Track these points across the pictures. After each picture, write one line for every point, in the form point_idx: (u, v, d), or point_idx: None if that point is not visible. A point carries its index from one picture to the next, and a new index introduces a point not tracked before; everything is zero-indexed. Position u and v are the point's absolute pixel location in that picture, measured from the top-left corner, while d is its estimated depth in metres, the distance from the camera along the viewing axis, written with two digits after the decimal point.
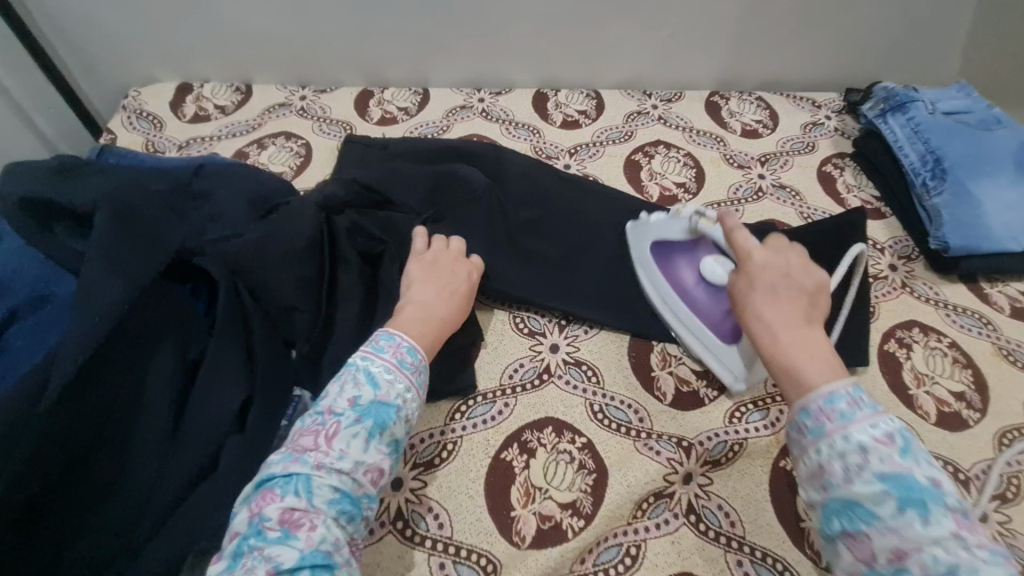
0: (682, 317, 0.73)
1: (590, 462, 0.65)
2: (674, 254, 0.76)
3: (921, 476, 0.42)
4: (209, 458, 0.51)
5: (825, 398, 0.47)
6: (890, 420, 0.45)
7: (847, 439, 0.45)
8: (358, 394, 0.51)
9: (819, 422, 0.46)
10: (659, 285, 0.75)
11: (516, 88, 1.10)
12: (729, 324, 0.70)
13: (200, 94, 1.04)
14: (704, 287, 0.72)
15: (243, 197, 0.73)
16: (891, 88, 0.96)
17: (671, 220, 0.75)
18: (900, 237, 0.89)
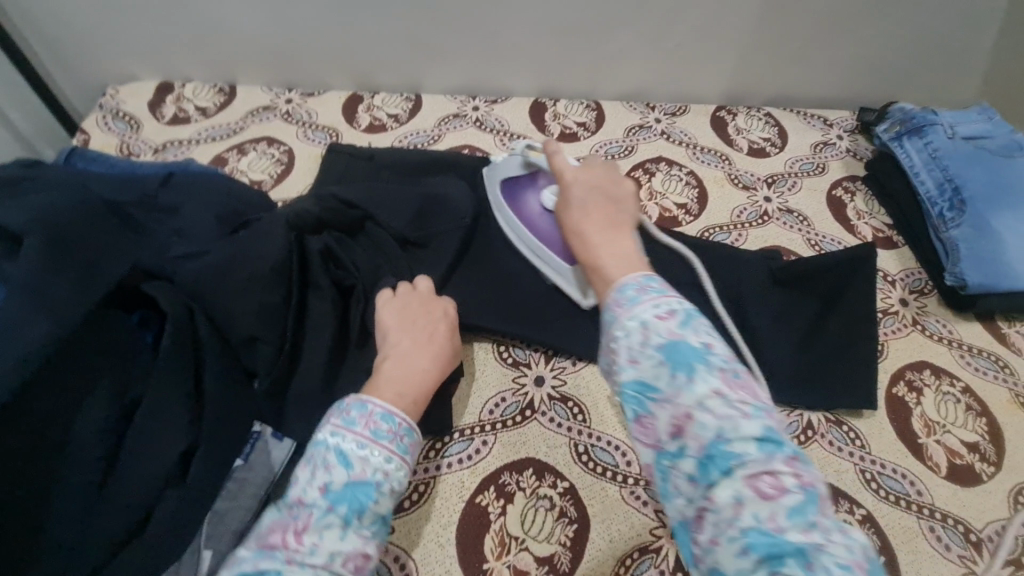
0: (533, 247, 0.75)
1: (572, 510, 0.61)
2: (520, 188, 0.77)
3: (694, 343, 0.40)
4: (143, 516, 0.46)
5: (619, 288, 0.45)
6: (675, 298, 0.43)
7: (631, 319, 0.42)
8: (331, 478, 0.47)
9: (614, 313, 0.43)
10: (515, 225, 0.76)
11: (513, 96, 1.05)
12: (565, 246, 0.72)
13: (181, 94, 0.99)
14: (546, 215, 0.73)
15: (211, 212, 0.69)
16: (907, 109, 0.91)
17: (510, 157, 0.78)
18: (912, 269, 0.84)
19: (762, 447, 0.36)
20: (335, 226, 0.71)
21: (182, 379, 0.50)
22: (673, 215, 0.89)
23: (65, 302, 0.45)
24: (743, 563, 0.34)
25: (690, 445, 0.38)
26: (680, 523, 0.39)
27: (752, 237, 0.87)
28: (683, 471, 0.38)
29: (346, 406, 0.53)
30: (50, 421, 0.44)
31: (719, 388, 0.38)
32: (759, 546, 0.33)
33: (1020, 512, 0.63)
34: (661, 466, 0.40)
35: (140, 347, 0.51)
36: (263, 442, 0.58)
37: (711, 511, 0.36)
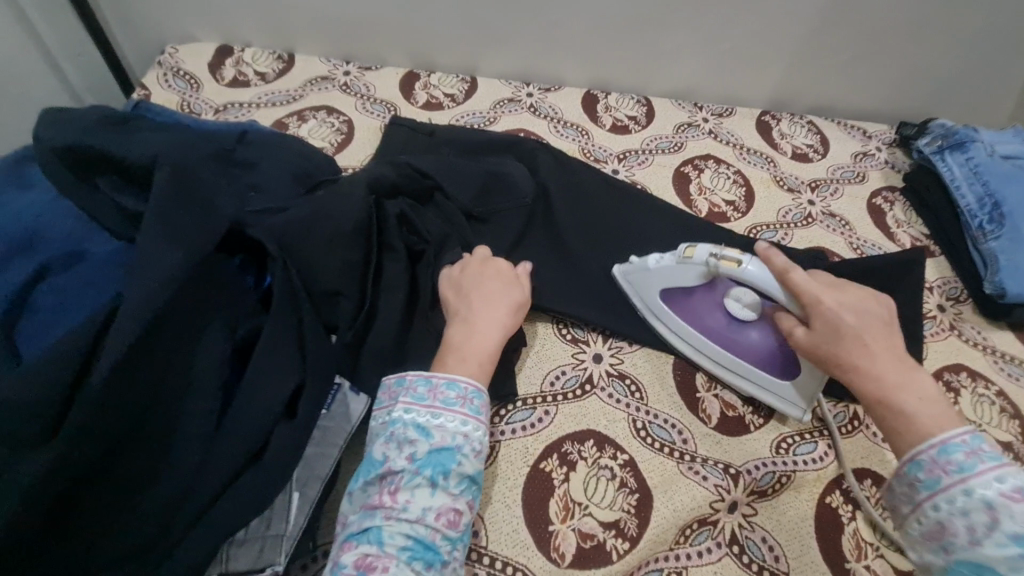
0: (721, 360, 0.69)
1: (633, 481, 0.63)
2: (691, 299, 0.70)
3: None
4: (256, 448, 0.47)
5: (938, 449, 0.48)
6: (1015, 471, 0.46)
7: (967, 493, 0.46)
8: (414, 446, 0.51)
9: (932, 474, 0.48)
10: (691, 335, 0.70)
11: (566, 85, 1.07)
12: (782, 360, 0.66)
13: (240, 58, 1.00)
14: (748, 328, 0.68)
15: (288, 171, 0.70)
16: (948, 125, 0.94)
17: (678, 267, 0.68)
18: (948, 278, 0.87)
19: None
20: (406, 193, 0.73)
21: (288, 323, 0.51)
22: (722, 211, 0.92)
23: (193, 235, 0.47)
24: None
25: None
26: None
27: (797, 237, 0.90)
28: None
29: (412, 381, 0.55)
30: (176, 350, 0.45)
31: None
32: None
33: None
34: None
35: (244, 290, 0.52)
36: (342, 396, 0.58)
37: None
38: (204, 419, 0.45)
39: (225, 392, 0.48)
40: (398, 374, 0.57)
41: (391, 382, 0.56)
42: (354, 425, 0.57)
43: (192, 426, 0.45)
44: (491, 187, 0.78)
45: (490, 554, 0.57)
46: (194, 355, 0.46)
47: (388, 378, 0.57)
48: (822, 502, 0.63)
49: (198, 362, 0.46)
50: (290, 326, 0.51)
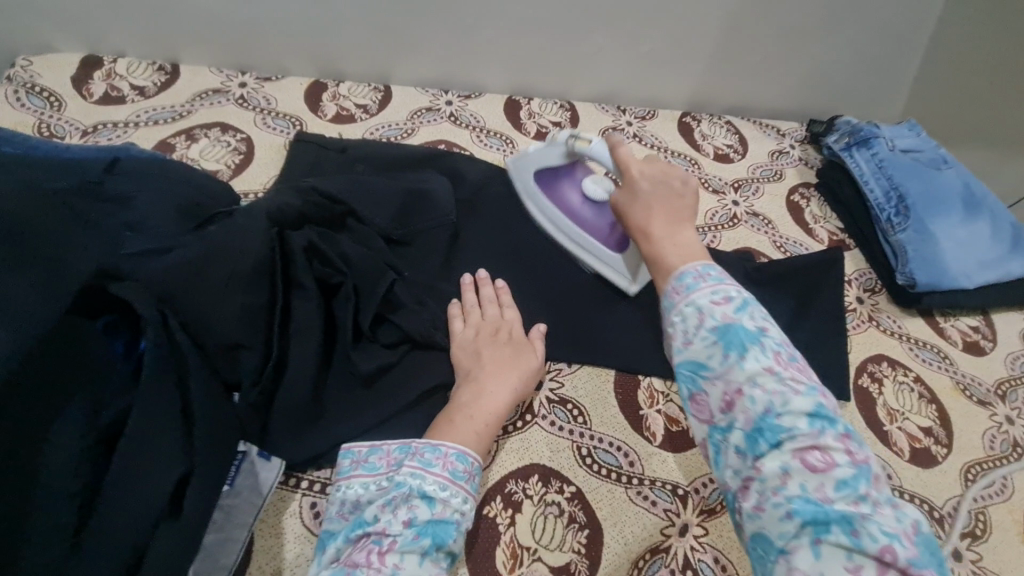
0: (574, 235, 0.76)
1: (581, 515, 0.59)
2: (556, 178, 0.78)
3: (749, 326, 0.46)
4: (135, 555, 0.40)
5: (676, 279, 0.51)
6: (729, 284, 0.49)
7: (689, 305, 0.48)
8: (414, 510, 0.48)
9: (671, 299, 0.50)
10: (551, 211, 0.77)
11: (487, 92, 1.02)
12: (616, 236, 0.74)
13: (112, 70, 0.87)
14: (592, 206, 0.76)
15: (170, 203, 0.61)
16: (853, 123, 0.98)
17: (547, 148, 0.76)
18: (864, 270, 0.91)
19: (812, 422, 0.43)
20: (316, 221, 0.65)
21: (169, 397, 0.45)
22: None
23: (28, 314, 0.41)
24: (787, 525, 0.40)
25: (740, 419, 0.44)
26: (728, 491, 0.45)
27: (725, 239, 0.91)
28: (734, 444, 0.44)
29: (420, 447, 0.52)
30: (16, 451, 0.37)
31: (772, 366, 0.45)
32: (804, 510, 0.40)
33: (970, 488, 0.70)
34: (712, 442, 0.46)
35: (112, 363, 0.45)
36: (249, 463, 0.53)
37: (758, 479, 0.42)
38: (58, 534, 0.38)
39: (86, 495, 0.40)
40: (398, 442, 0.55)
41: (390, 449, 0.55)
42: (265, 497, 0.52)
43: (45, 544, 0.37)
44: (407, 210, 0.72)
45: None
46: (42, 457, 0.38)
47: (386, 444, 0.55)
48: None
49: (47, 464, 0.38)
50: (172, 400, 0.45)
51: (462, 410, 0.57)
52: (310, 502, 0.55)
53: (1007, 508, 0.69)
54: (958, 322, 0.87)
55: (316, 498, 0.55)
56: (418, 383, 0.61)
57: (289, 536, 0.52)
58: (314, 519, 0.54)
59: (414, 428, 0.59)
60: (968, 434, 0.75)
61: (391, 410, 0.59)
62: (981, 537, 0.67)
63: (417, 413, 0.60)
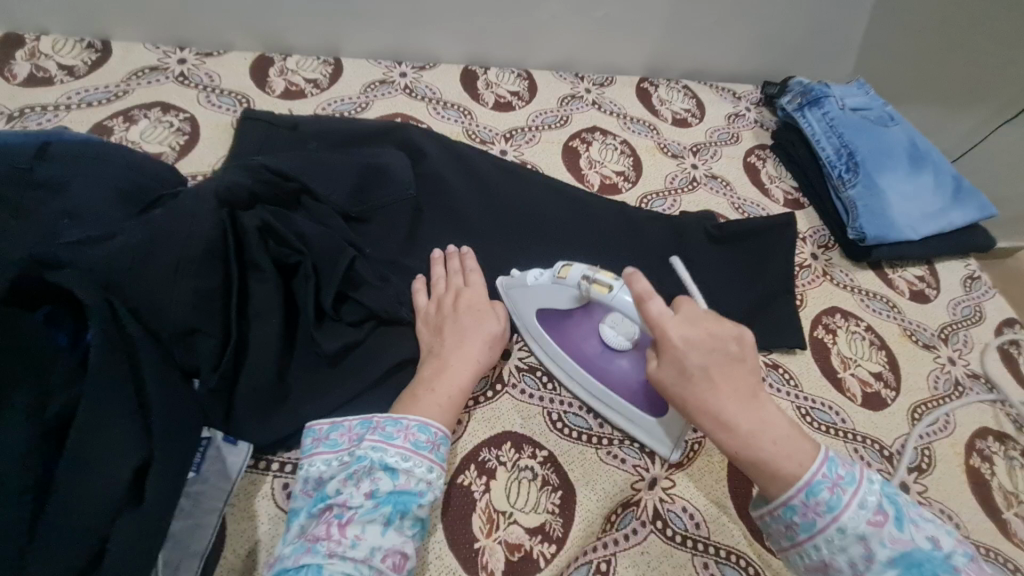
0: (591, 390, 0.66)
1: (554, 478, 0.61)
2: (567, 324, 0.66)
3: (922, 543, 0.44)
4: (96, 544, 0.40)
5: (805, 491, 0.46)
6: (872, 487, 0.46)
7: (841, 531, 0.45)
8: (376, 482, 0.49)
9: (809, 519, 0.46)
10: (582, 380, 0.66)
11: (442, 62, 0.99)
12: (648, 395, 0.62)
13: (36, 50, 0.82)
14: (617, 356, 0.64)
15: (110, 187, 0.59)
16: (805, 83, 1.00)
17: (555, 287, 0.63)
18: (818, 227, 0.94)
19: None
20: (268, 200, 0.63)
21: (120, 384, 0.43)
22: (613, 182, 0.91)
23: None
24: None
25: (886, 570, 0.43)
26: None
27: (686, 202, 0.92)
28: None
29: (380, 422, 0.52)
30: None
31: (943, 546, 0.44)
32: None
33: (916, 426, 0.74)
34: (840, 574, 0.45)
35: (56, 351, 0.43)
36: (216, 449, 0.53)
37: None
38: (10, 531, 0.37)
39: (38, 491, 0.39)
40: (359, 417, 0.55)
41: (352, 425, 0.54)
42: (233, 482, 0.52)
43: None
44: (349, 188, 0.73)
45: None
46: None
47: (347, 419, 0.54)
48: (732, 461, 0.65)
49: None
50: (123, 386, 0.44)
51: (430, 383, 0.57)
52: (282, 483, 0.54)
53: (950, 443, 0.74)
54: (905, 272, 0.92)
55: (288, 479, 0.55)
56: (384, 358, 0.61)
57: (262, 517, 0.52)
58: (287, 499, 0.53)
59: (383, 404, 0.59)
60: (914, 376, 0.80)
61: (359, 387, 0.59)
62: (927, 471, 0.71)
63: (385, 388, 0.60)
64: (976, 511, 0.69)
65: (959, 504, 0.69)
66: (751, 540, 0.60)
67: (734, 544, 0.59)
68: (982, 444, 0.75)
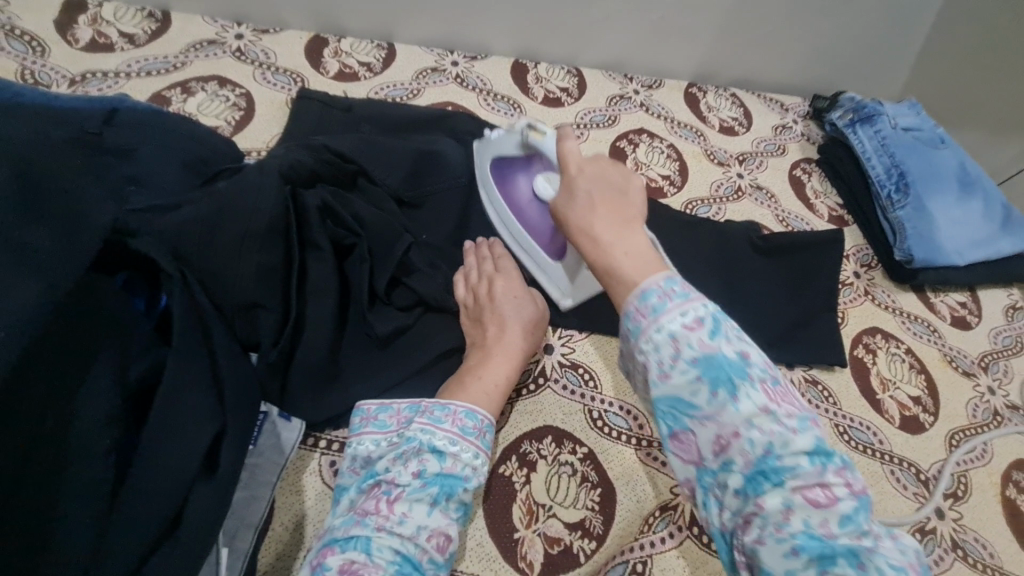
0: (515, 232, 0.71)
1: (594, 476, 0.61)
2: (511, 168, 0.70)
3: (728, 353, 0.41)
4: (175, 510, 0.40)
5: (639, 297, 0.44)
6: (702, 304, 0.43)
7: (659, 331, 0.42)
8: (424, 463, 0.48)
9: (638, 324, 0.43)
10: (498, 202, 0.71)
11: (493, 54, 0.99)
12: (557, 240, 0.68)
13: (98, 15, 0.82)
14: (540, 202, 0.68)
15: (176, 158, 0.59)
16: (857, 100, 0.99)
17: (505, 135, 0.68)
18: (862, 246, 0.93)
19: (812, 459, 0.39)
20: (327, 180, 0.63)
21: (199, 354, 0.44)
22: (659, 185, 0.91)
23: (55, 265, 0.39)
24: (793, 563, 0.36)
25: (737, 460, 0.39)
26: (720, 534, 0.41)
27: (729, 211, 0.92)
28: (729, 486, 0.40)
29: (428, 405, 0.52)
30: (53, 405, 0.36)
31: (766, 403, 0.40)
32: (810, 547, 0.36)
33: (953, 452, 0.74)
34: (702, 483, 0.41)
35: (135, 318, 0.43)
36: (271, 423, 0.53)
37: (759, 515, 0.38)
38: (96, 492, 0.37)
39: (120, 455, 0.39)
40: (409, 401, 0.55)
41: (401, 408, 0.54)
42: (287, 457, 0.52)
43: (80, 502, 0.36)
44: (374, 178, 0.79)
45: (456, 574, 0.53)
46: (77, 411, 0.37)
47: (396, 402, 0.54)
48: None
49: (81, 417, 0.37)
50: (200, 356, 0.44)
51: (480, 372, 0.57)
52: (329, 461, 0.55)
53: (986, 472, 0.73)
54: (947, 297, 0.91)
55: (335, 457, 0.55)
56: (433, 345, 0.61)
57: (310, 494, 0.53)
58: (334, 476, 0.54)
59: (430, 391, 0.59)
60: (953, 402, 0.79)
61: (408, 372, 0.59)
62: (962, 498, 0.71)
63: (433, 375, 0.60)
64: (1010, 542, 0.68)
65: (993, 533, 0.69)
66: None
67: None
68: (1019, 475, 0.74)
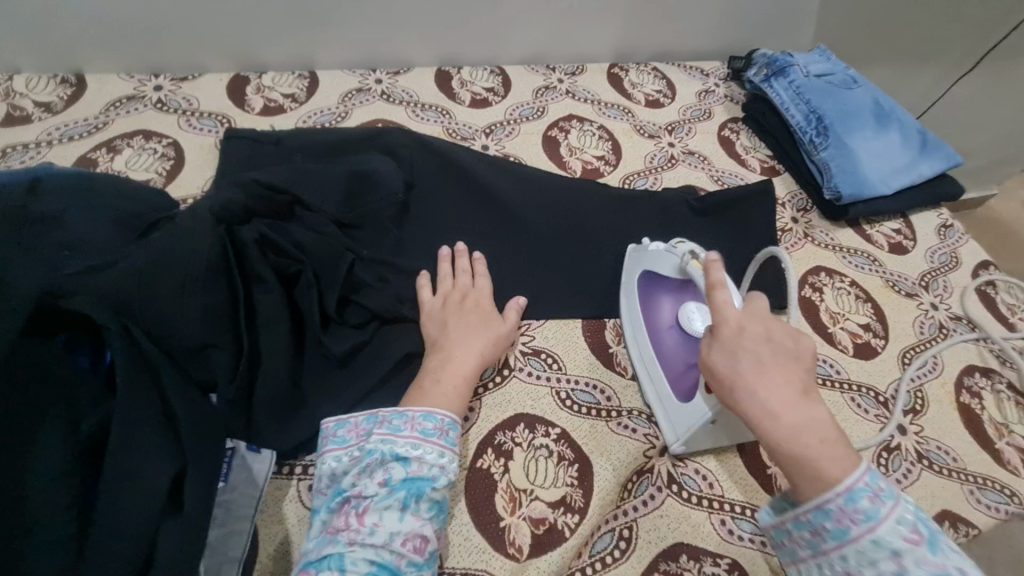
0: (646, 356, 0.68)
1: (569, 452, 0.63)
2: (659, 289, 0.70)
3: (960, 574, 0.38)
4: (143, 555, 0.41)
5: (846, 496, 0.41)
6: (910, 504, 0.41)
7: (874, 543, 0.40)
8: (390, 471, 0.50)
9: (844, 528, 0.41)
10: (636, 321, 0.71)
11: (416, 65, 1.00)
12: (689, 379, 0.63)
13: (10, 90, 0.82)
14: (679, 334, 0.66)
15: (108, 217, 0.60)
16: (769, 55, 1.03)
17: (666, 253, 0.69)
18: (795, 192, 0.97)
19: None
20: (262, 214, 0.64)
21: (146, 398, 0.45)
22: (595, 166, 0.94)
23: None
24: None
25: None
26: None
27: (666, 179, 0.95)
28: None
29: (385, 414, 0.53)
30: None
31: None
32: None
33: (906, 370, 0.78)
34: None
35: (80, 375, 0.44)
36: (240, 459, 0.53)
37: None
38: (58, 551, 0.38)
39: (81, 510, 0.40)
40: (365, 413, 0.55)
41: (358, 420, 0.54)
42: (262, 488, 0.52)
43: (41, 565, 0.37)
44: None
45: (446, 572, 0.54)
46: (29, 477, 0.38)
47: (353, 416, 0.55)
48: None
49: (35, 475, 0.38)
50: (148, 403, 0.45)
51: (441, 373, 0.58)
52: (307, 484, 0.56)
53: (939, 383, 0.78)
54: (882, 227, 0.95)
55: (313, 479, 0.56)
56: (393, 353, 0.63)
57: (293, 519, 0.54)
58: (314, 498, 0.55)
59: (397, 400, 0.61)
60: (900, 323, 0.83)
61: (371, 384, 0.60)
62: (921, 411, 0.75)
63: (397, 385, 0.62)
64: (969, 444, 0.72)
65: (953, 438, 0.73)
66: (761, 492, 0.63)
67: (747, 499, 0.62)
68: (970, 380, 0.78)
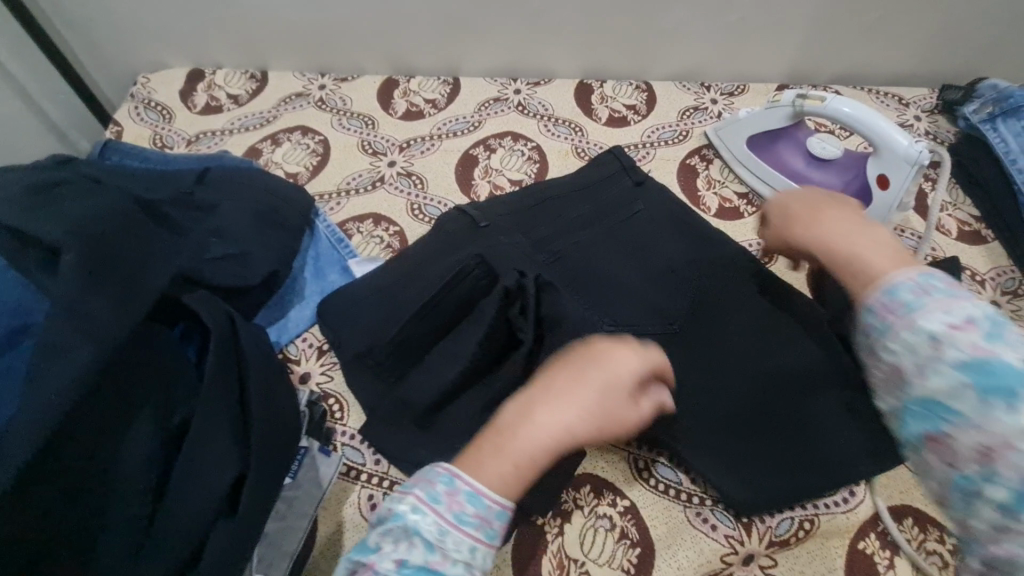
0: (794, 193, 0.79)
1: (634, 532, 0.57)
2: (775, 143, 0.80)
3: (1011, 360, 0.38)
4: (195, 545, 0.46)
5: (887, 291, 0.43)
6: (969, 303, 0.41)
7: (915, 330, 0.40)
8: (407, 554, 0.38)
9: (884, 320, 0.42)
10: (763, 169, 0.81)
11: (558, 76, 0.97)
12: (850, 192, 0.75)
13: (211, 81, 0.97)
14: (820, 167, 0.78)
15: (250, 212, 0.66)
16: (1000, 87, 0.81)
17: (769, 111, 0.78)
18: (1004, 269, 0.76)
19: None
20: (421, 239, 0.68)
21: (229, 402, 0.50)
22: (734, 206, 0.82)
23: (111, 327, 0.45)
24: None
25: (1006, 474, 0.36)
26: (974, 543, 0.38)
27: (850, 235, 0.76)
28: (995, 500, 0.37)
29: (434, 473, 0.41)
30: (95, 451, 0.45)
31: None
32: None
33: None
34: (957, 490, 0.38)
35: (181, 367, 0.51)
36: (311, 458, 0.58)
37: None
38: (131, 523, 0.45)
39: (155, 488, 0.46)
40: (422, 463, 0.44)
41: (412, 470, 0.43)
42: (323, 489, 0.57)
43: (115, 532, 0.44)
44: (428, 215, 0.81)
45: None
46: (119, 455, 0.45)
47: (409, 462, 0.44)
48: (851, 549, 0.56)
49: (122, 450, 0.46)
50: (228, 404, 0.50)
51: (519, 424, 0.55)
52: (367, 494, 0.60)
53: None
54: None
55: (373, 492, 0.60)
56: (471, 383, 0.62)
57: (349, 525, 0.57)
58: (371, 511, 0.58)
59: None
60: None
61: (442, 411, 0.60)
62: None
63: None
64: None
65: None
66: None
67: None
68: None
